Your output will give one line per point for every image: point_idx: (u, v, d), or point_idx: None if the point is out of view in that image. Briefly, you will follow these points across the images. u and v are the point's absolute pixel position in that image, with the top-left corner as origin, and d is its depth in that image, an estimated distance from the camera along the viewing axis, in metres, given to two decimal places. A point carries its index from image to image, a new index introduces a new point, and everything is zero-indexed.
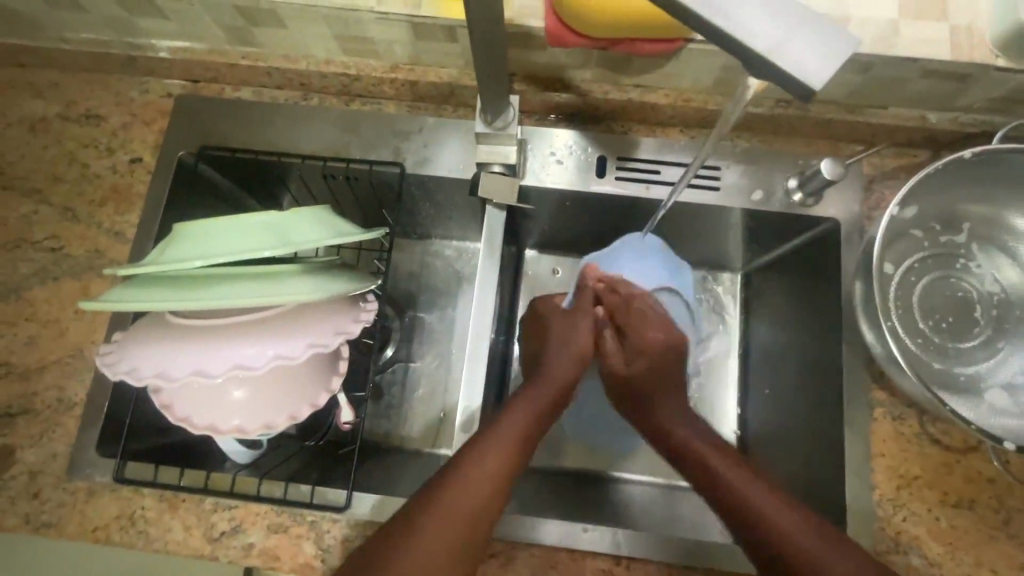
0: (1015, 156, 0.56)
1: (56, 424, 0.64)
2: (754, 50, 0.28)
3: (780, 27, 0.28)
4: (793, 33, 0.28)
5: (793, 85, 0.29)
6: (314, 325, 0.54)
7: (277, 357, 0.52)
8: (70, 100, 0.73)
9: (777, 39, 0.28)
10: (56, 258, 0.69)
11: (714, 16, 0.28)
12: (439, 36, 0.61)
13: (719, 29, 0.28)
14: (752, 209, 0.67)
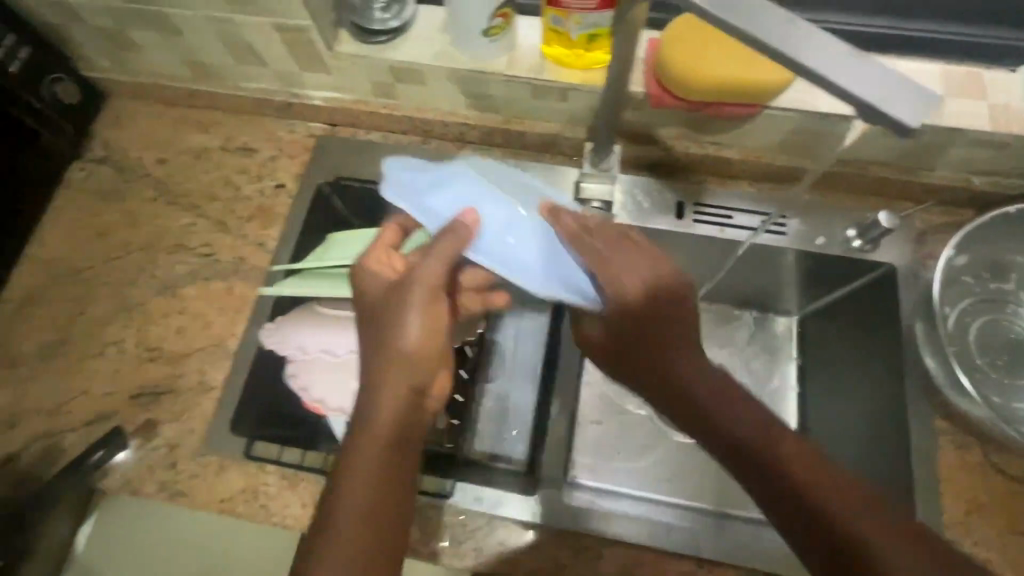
0: None
1: (195, 404, 0.73)
2: (862, 98, 0.37)
3: (880, 84, 0.38)
4: (892, 89, 0.37)
5: (900, 125, 0.37)
6: None
7: None
8: (230, 135, 0.88)
9: (879, 91, 0.37)
10: (207, 262, 0.80)
11: (829, 75, 0.38)
12: (553, 95, 0.73)
13: (835, 84, 0.38)
14: (816, 253, 0.76)
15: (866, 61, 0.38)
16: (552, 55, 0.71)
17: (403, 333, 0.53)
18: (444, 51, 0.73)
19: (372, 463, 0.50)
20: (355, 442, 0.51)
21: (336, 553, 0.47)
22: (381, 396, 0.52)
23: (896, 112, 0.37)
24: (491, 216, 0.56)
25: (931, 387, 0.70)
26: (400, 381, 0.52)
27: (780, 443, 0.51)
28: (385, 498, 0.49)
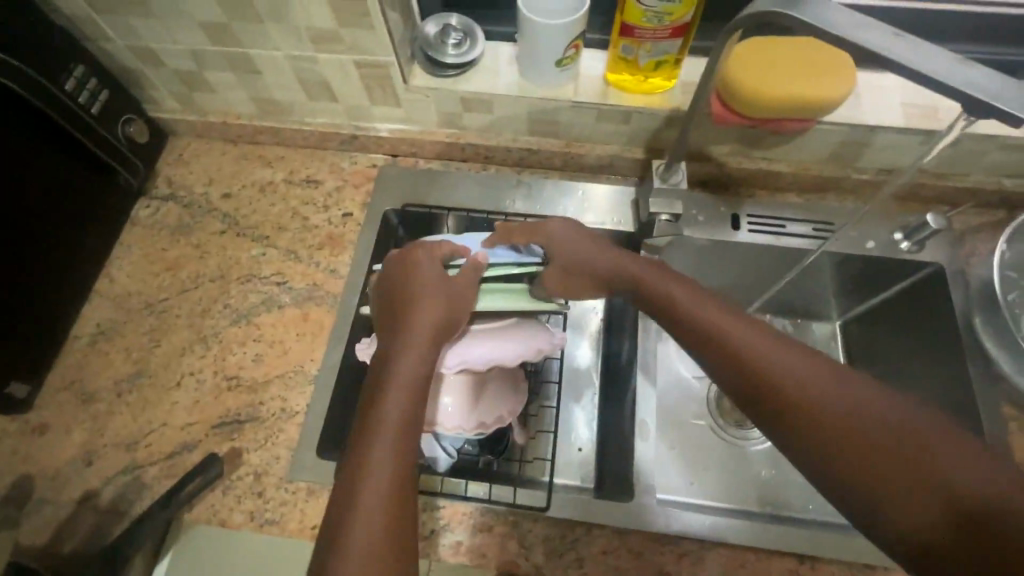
0: None
1: (279, 430, 0.72)
2: (976, 96, 0.42)
3: (990, 84, 0.42)
4: (1002, 88, 0.42)
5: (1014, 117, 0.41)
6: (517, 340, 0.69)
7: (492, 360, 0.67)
8: (294, 169, 0.91)
9: (990, 90, 0.42)
10: (280, 290, 0.82)
11: (943, 78, 0.42)
12: (616, 119, 0.78)
13: (950, 85, 0.42)
14: (867, 255, 0.81)
15: (971, 66, 0.43)
16: (616, 81, 0.77)
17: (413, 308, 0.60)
18: (512, 82, 0.78)
19: (388, 428, 0.51)
20: (376, 411, 0.52)
21: (361, 519, 0.46)
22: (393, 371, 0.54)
23: (1010, 107, 0.41)
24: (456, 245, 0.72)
25: (994, 375, 0.73)
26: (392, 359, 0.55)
27: (765, 357, 0.49)
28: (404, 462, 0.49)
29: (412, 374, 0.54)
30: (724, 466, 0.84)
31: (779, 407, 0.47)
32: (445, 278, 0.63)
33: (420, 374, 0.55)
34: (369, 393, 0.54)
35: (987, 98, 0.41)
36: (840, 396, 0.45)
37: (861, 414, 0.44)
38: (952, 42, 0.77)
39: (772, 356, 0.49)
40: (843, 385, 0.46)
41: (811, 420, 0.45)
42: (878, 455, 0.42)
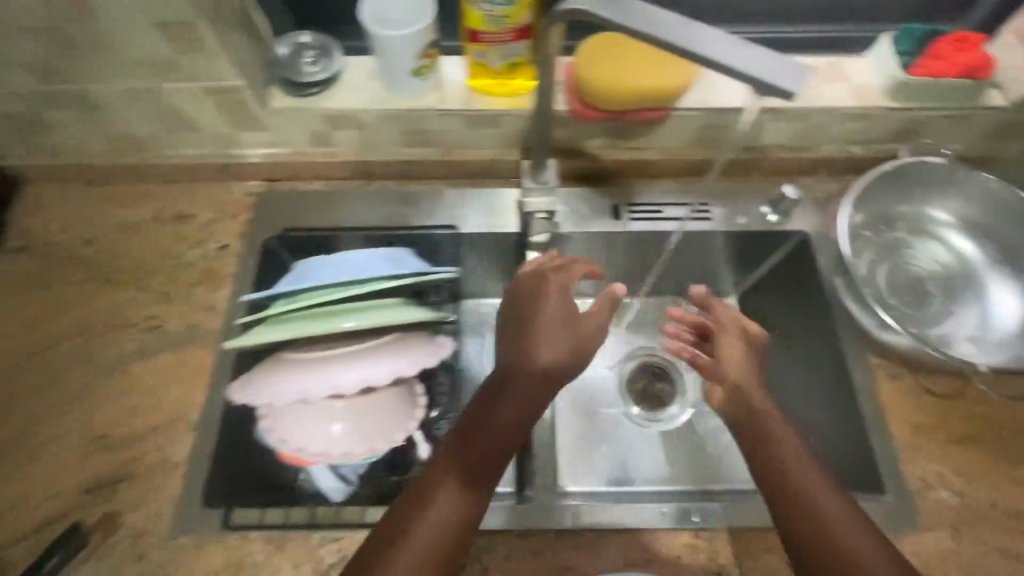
0: (919, 165, 0.78)
1: (161, 484, 0.68)
2: (749, 73, 0.45)
3: (761, 62, 0.45)
4: (772, 65, 0.45)
5: (787, 92, 0.44)
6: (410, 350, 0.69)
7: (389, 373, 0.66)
8: (164, 206, 0.86)
9: (761, 67, 0.45)
10: (156, 335, 0.77)
11: (721, 58, 0.45)
12: (483, 123, 0.79)
13: (728, 64, 0.45)
14: (740, 231, 0.84)
15: (751, 49, 0.46)
16: (478, 87, 0.77)
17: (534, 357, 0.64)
18: (374, 95, 0.77)
19: (456, 486, 0.58)
20: (446, 465, 0.59)
21: (414, 549, 0.54)
22: (476, 429, 0.61)
23: (779, 82, 0.44)
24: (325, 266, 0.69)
25: (861, 329, 0.78)
26: (482, 419, 0.62)
27: (782, 451, 0.61)
28: (462, 521, 0.56)
29: (491, 439, 0.61)
30: (638, 452, 0.85)
31: (784, 491, 0.59)
32: (582, 330, 0.67)
33: (506, 440, 0.61)
34: (455, 436, 0.61)
35: (758, 75, 0.44)
36: (835, 508, 0.57)
37: (840, 519, 0.56)
38: (789, 24, 0.82)
39: (800, 472, 0.59)
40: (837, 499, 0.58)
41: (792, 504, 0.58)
42: (833, 546, 0.55)
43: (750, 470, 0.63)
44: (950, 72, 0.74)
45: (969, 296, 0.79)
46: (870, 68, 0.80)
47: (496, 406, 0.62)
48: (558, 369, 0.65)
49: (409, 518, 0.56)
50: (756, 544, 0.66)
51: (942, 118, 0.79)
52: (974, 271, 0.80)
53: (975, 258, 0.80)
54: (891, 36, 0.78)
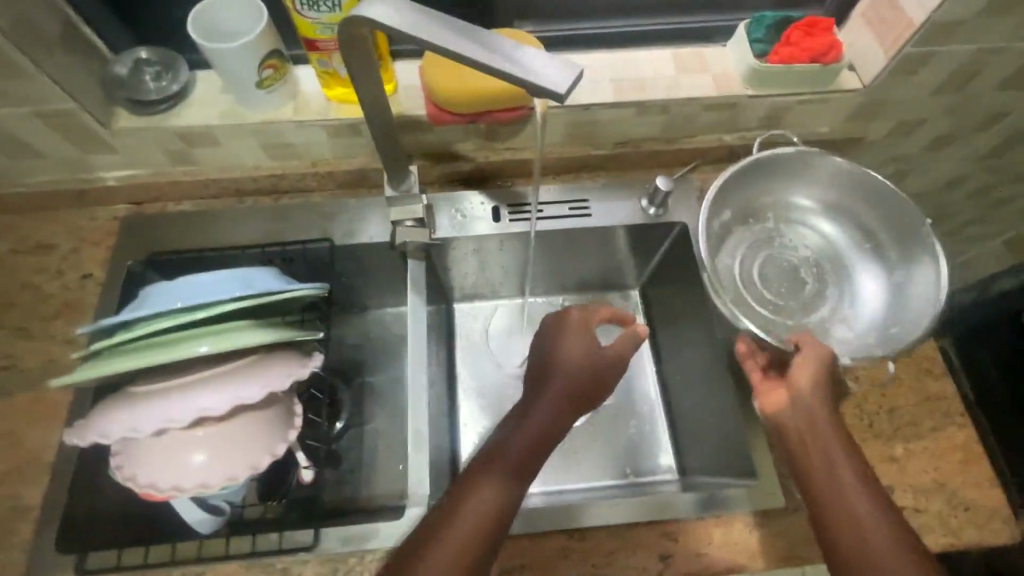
0: (777, 157, 0.78)
1: (12, 533, 0.65)
2: (518, 78, 0.43)
3: (533, 62, 0.43)
4: (541, 65, 0.43)
5: (558, 91, 0.43)
6: (262, 372, 0.62)
7: (236, 399, 0.59)
8: (20, 236, 0.81)
9: (529, 69, 0.43)
10: (8, 375, 0.73)
11: (491, 64, 0.44)
12: (347, 132, 0.77)
13: (498, 69, 0.44)
14: (621, 225, 0.84)
15: (526, 51, 0.44)
16: (335, 96, 0.75)
17: (566, 358, 0.66)
18: (227, 109, 0.75)
19: (490, 493, 0.57)
20: (479, 472, 0.58)
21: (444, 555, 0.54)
22: (508, 437, 0.61)
23: (545, 84, 0.42)
24: (170, 291, 0.63)
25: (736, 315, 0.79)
26: (530, 422, 0.62)
27: (819, 437, 0.59)
28: (491, 528, 0.55)
29: (524, 445, 0.60)
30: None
31: (809, 469, 0.59)
32: (598, 353, 0.66)
33: (538, 446, 0.61)
34: (489, 444, 0.61)
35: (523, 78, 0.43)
36: (864, 500, 0.56)
37: (854, 498, 0.56)
38: (650, 17, 0.83)
39: (842, 461, 0.58)
40: (864, 490, 0.56)
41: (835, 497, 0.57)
42: (856, 526, 0.55)
43: (788, 459, 0.62)
44: (801, 58, 0.75)
45: (836, 280, 0.81)
46: (730, 57, 0.81)
47: (527, 411, 0.63)
48: (575, 381, 0.65)
49: (440, 524, 0.55)
50: (631, 541, 0.67)
51: (800, 103, 0.81)
52: (840, 254, 0.82)
53: (841, 240, 0.82)
54: (746, 24, 0.79)
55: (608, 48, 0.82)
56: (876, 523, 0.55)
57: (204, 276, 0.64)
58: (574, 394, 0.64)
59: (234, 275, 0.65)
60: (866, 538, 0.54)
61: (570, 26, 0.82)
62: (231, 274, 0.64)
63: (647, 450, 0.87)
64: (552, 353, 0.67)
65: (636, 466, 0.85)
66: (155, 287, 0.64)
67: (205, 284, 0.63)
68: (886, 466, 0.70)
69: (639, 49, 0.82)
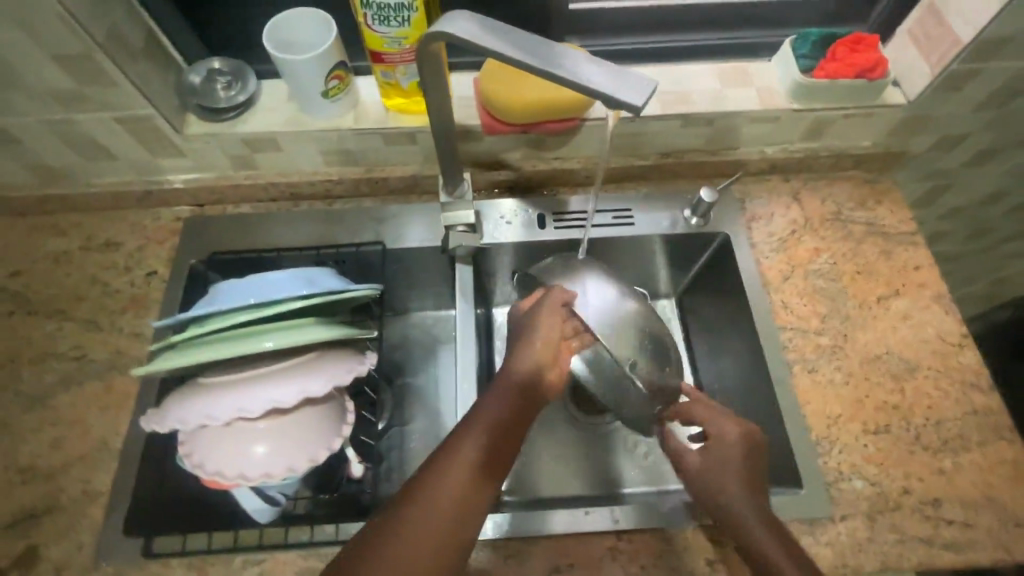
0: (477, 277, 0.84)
1: (82, 516, 0.67)
2: (598, 90, 0.45)
3: (612, 77, 0.45)
4: (621, 79, 0.45)
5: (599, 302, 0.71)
6: (326, 368, 0.64)
7: (302, 394, 0.62)
8: (90, 234, 0.86)
9: (608, 83, 0.45)
10: (79, 365, 0.77)
11: (573, 78, 0.45)
12: (403, 140, 0.81)
13: (578, 81, 0.45)
14: (664, 234, 0.86)
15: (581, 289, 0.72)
16: (394, 106, 0.79)
17: (530, 342, 0.66)
18: (291, 117, 0.79)
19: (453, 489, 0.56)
20: (438, 468, 0.57)
21: (415, 514, 0.54)
22: (466, 434, 0.60)
23: (625, 97, 0.44)
24: (239, 289, 0.66)
25: (779, 324, 0.80)
26: (489, 416, 0.61)
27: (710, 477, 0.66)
28: (454, 527, 0.55)
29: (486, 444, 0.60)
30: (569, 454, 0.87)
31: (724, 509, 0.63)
32: (546, 323, 0.68)
33: (498, 441, 0.60)
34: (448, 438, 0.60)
35: (604, 92, 0.44)
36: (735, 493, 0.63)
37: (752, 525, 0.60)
38: (694, 33, 0.86)
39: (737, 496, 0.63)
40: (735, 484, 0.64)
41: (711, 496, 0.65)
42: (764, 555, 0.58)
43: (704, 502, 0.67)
44: (846, 73, 0.77)
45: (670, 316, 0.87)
46: (775, 73, 0.83)
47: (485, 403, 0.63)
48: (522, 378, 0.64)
49: (429, 471, 0.57)
50: (678, 544, 0.67)
51: (844, 117, 0.82)
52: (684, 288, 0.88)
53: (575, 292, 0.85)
54: (791, 41, 0.81)
55: (655, 63, 0.85)
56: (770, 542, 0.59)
57: (271, 275, 0.67)
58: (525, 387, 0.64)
59: (300, 274, 0.68)
60: (745, 530, 0.61)
61: (618, 41, 0.85)
62: (297, 273, 0.68)
63: None
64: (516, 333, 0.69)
65: (672, 475, 0.85)
66: (223, 284, 0.67)
67: (273, 282, 0.66)
68: (934, 479, 0.70)
69: (685, 63, 0.85)
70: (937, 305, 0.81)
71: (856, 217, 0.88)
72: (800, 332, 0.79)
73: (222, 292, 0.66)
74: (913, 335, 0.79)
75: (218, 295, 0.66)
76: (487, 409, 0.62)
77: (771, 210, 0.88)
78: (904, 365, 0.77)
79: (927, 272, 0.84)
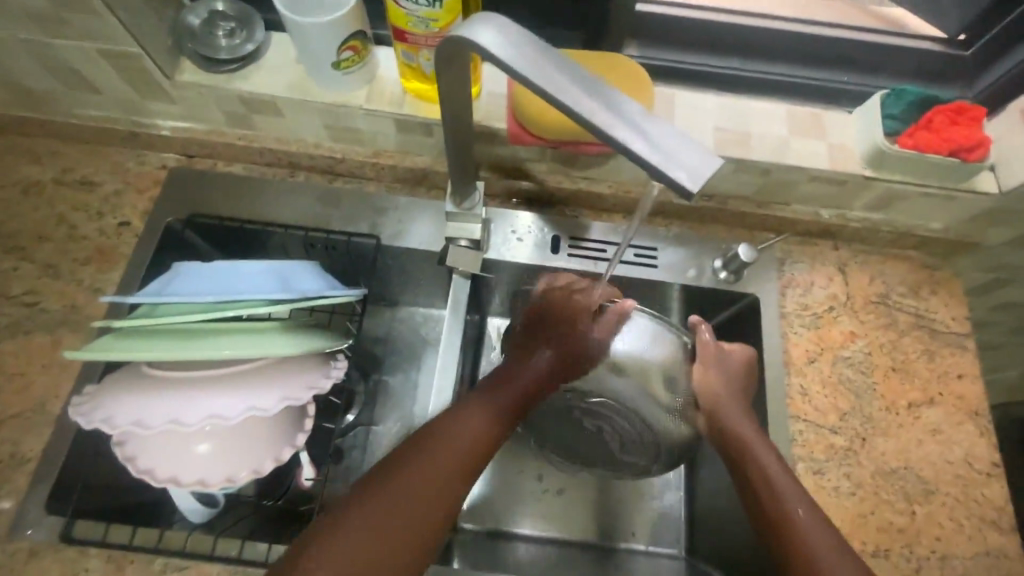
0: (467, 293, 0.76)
1: (5, 482, 0.63)
2: (648, 160, 0.36)
3: (668, 148, 0.36)
4: (678, 152, 0.36)
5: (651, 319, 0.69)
6: (284, 380, 0.58)
7: (250, 408, 0.55)
8: (66, 167, 0.78)
9: (661, 154, 0.36)
10: (30, 313, 0.71)
11: (622, 140, 0.37)
12: (417, 130, 0.72)
13: (624, 146, 0.37)
14: (687, 284, 0.77)
15: (640, 315, 0.68)
16: (412, 89, 0.70)
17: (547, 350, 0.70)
18: (295, 82, 0.70)
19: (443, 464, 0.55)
20: (436, 443, 0.56)
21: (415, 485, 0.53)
22: (467, 416, 0.60)
23: (678, 178, 0.36)
24: (201, 278, 0.59)
25: (792, 411, 0.72)
26: (495, 407, 0.63)
27: (742, 439, 0.65)
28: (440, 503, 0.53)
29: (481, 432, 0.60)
30: (566, 491, 0.81)
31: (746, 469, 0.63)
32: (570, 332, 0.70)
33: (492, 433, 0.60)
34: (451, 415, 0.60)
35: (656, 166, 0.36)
36: (788, 486, 0.60)
37: (784, 485, 0.60)
38: (766, 66, 0.76)
39: (767, 459, 0.63)
40: (788, 479, 0.61)
41: (765, 484, 0.61)
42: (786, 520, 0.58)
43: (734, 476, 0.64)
44: (939, 148, 0.66)
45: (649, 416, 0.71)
46: (853, 128, 0.72)
47: (496, 402, 0.64)
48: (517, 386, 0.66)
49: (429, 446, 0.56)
50: None
51: (919, 194, 0.72)
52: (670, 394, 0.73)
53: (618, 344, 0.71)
54: (882, 96, 0.70)
55: (717, 91, 0.75)
56: (804, 512, 0.58)
57: (240, 267, 0.60)
58: (530, 392, 0.67)
59: (272, 271, 0.61)
60: (770, 486, 0.61)
61: (679, 59, 0.75)
62: (270, 269, 0.61)
63: (664, 523, 0.81)
64: (553, 326, 0.71)
65: (636, 532, 0.80)
66: (184, 267, 0.60)
67: (240, 277, 0.59)
68: None
69: (752, 98, 0.74)
70: (972, 424, 0.72)
71: (905, 305, 0.78)
72: (813, 426, 0.71)
73: (182, 278, 0.59)
74: (938, 453, 0.71)
75: (177, 280, 0.59)
76: (489, 401, 0.63)
77: (812, 278, 0.79)
78: (919, 485, 0.69)
79: (969, 384, 0.74)
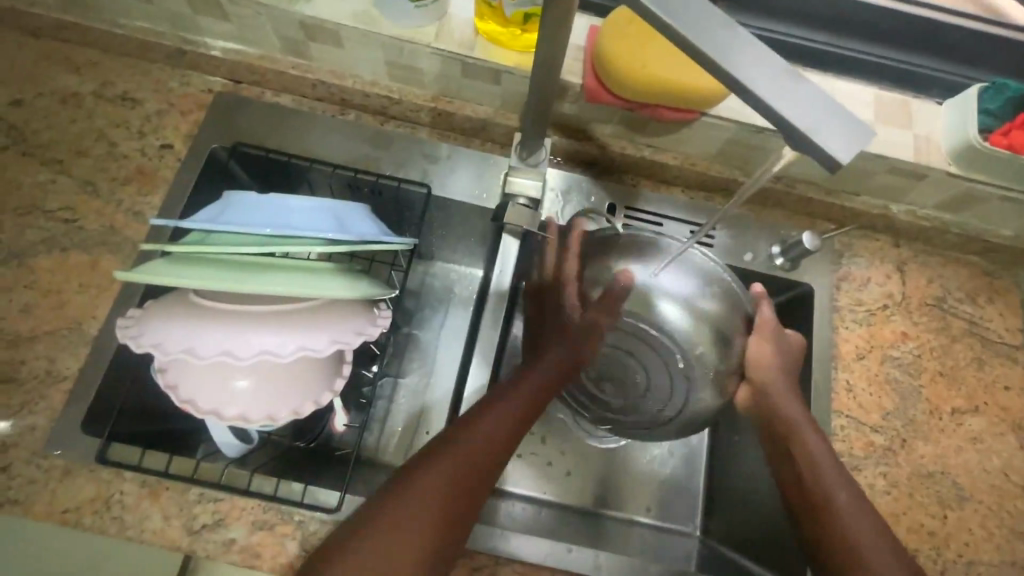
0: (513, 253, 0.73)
1: (40, 397, 0.62)
2: (794, 124, 0.33)
3: (814, 112, 0.33)
4: (824, 117, 0.33)
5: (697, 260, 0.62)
6: (334, 323, 0.55)
7: (301, 348, 0.53)
8: (107, 81, 0.74)
9: (808, 117, 0.33)
10: (67, 229, 0.68)
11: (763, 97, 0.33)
12: (484, 76, 0.68)
13: (767, 104, 0.33)
14: (743, 268, 0.74)
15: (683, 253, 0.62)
16: (484, 31, 0.67)
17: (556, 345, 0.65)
18: (362, 12, 0.67)
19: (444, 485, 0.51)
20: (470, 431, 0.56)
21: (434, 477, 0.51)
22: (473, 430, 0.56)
23: (825, 146, 0.32)
24: (252, 209, 0.57)
25: (835, 406, 0.71)
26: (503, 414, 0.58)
27: (794, 428, 0.63)
28: (455, 511, 0.51)
29: (484, 445, 0.55)
30: (589, 469, 0.81)
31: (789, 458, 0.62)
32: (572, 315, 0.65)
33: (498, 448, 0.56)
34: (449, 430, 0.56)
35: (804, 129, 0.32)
36: (867, 521, 0.56)
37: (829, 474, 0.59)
38: (855, 42, 0.72)
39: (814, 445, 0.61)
40: (867, 516, 0.57)
41: (809, 470, 0.60)
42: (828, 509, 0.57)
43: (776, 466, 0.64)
44: None
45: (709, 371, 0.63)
46: (943, 121, 0.69)
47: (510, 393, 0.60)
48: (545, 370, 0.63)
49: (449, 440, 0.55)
50: None
51: (999, 198, 0.69)
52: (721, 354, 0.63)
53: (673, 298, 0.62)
54: (980, 88, 0.67)
55: (799, 66, 0.71)
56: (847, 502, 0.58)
57: (293, 202, 0.58)
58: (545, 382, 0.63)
59: (327, 209, 0.58)
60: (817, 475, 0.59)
61: (763, 29, 0.71)
62: (324, 206, 0.59)
63: (682, 503, 0.81)
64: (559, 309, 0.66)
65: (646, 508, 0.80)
66: (236, 198, 0.58)
67: (293, 212, 0.57)
68: None
69: (837, 77, 0.70)
70: (1013, 436, 0.72)
71: (960, 310, 0.76)
72: (855, 423, 0.70)
73: (233, 207, 0.57)
74: (976, 462, 0.70)
75: (229, 209, 0.57)
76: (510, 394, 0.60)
77: (868, 275, 0.76)
78: (955, 491, 0.69)
79: (1016, 397, 0.73)
